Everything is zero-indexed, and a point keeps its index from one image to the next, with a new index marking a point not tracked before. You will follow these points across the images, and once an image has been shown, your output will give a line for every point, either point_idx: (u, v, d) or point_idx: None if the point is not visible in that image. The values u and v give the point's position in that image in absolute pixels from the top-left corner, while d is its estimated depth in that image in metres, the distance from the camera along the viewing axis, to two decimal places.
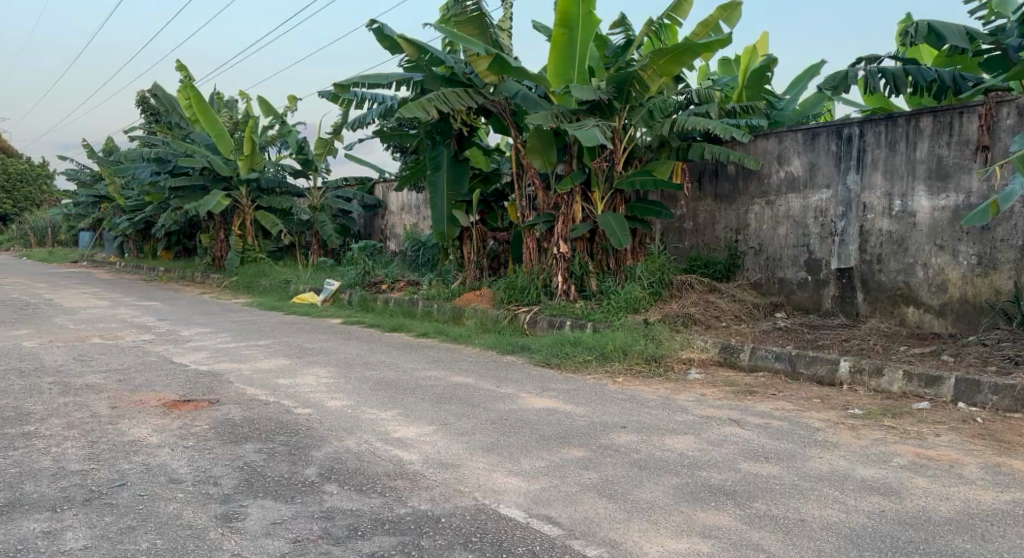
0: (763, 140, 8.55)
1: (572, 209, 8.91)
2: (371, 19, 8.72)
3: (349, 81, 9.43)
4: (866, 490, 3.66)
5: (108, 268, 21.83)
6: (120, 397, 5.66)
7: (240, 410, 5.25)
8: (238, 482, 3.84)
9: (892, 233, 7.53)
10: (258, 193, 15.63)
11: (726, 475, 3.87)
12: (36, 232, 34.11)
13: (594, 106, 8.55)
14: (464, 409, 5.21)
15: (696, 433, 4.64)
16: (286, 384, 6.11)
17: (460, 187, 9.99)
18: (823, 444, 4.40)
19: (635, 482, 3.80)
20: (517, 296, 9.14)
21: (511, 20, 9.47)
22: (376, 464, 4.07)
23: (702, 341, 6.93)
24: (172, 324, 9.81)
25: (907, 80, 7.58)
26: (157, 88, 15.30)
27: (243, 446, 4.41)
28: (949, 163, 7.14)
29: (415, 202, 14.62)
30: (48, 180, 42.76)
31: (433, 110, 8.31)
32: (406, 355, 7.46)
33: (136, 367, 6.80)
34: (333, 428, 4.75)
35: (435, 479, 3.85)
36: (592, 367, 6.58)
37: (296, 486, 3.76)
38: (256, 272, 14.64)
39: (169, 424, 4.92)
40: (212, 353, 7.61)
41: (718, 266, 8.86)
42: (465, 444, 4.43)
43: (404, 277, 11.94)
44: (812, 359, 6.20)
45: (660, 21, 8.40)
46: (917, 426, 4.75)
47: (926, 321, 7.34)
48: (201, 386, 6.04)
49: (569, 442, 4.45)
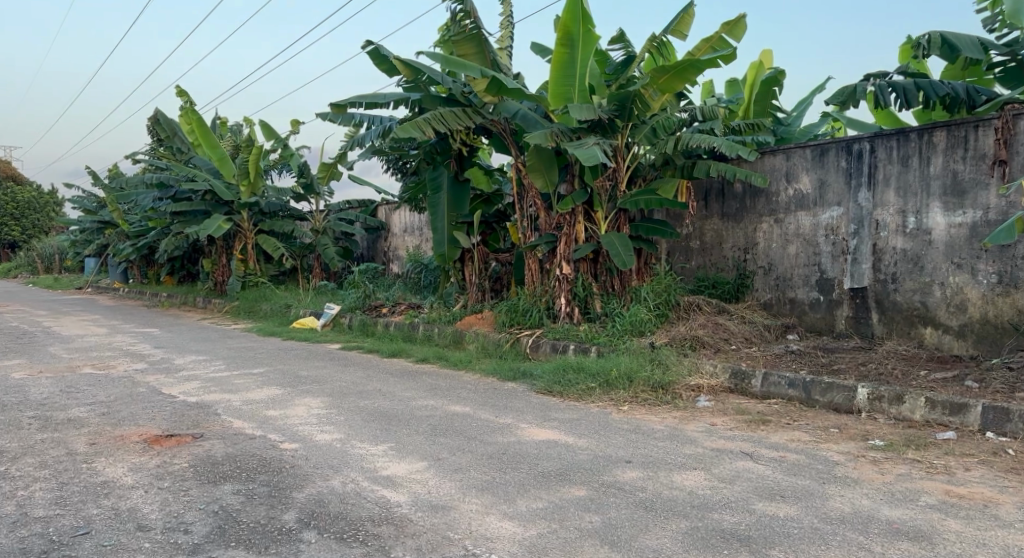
0: (771, 156, 8.30)
1: (574, 229, 8.63)
2: (367, 42, 8.55)
3: (346, 102, 9.23)
4: (894, 535, 3.35)
5: (112, 294, 21.70)
6: (100, 433, 5.37)
7: (223, 446, 4.96)
8: (211, 529, 3.58)
9: (907, 251, 7.23)
10: (259, 217, 15.42)
11: (739, 518, 3.56)
12: (44, 258, 34.13)
13: (595, 124, 8.31)
14: (460, 442, 4.92)
15: (706, 469, 4.33)
16: (276, 416, 5.82)
17: (460, 208, 9.79)
18: (844, 480, 4.08)
19: (641, 526, 3.50)
20: (520, 319, 8.84)
21: (511, 39, 9.29)
22: (361, 507, 3.78)
23: (710, 366, 6.61)
24: (167, 352, 9.54)
25: (919, 94, 7.31)
26: (158, 114, 15.13)
27: (220, 488, 4.13)
28: (964, 179, 6.87)
29: (418, 223, 14.40)
30: (59, 206, 42.91)
31: (430, 130, 8.13)
32: (402, 382, 7.16)
33: (123, 399, 6.52)
34: (319, 466, 4.47)
35: (422, 525, 3.56)
36: (596, 395, 6.26)
37: (272, 534, 3.49)
38: (257, 296, 14.37)
39: (147, 463, 4.64)
40: (203, 383, 7.32)
41: (726, 286, 8.55)
42: (458, 483, 4.13)
43: (405, 301, 11.65)
44: (829, 386, 5.88)
45: (663, 36, 8.19)
46: (945, 459, 4.43)
47: (945, 343, 7.02)
48: (187, 419, 5.77)
49: (570, 479, 4.15)
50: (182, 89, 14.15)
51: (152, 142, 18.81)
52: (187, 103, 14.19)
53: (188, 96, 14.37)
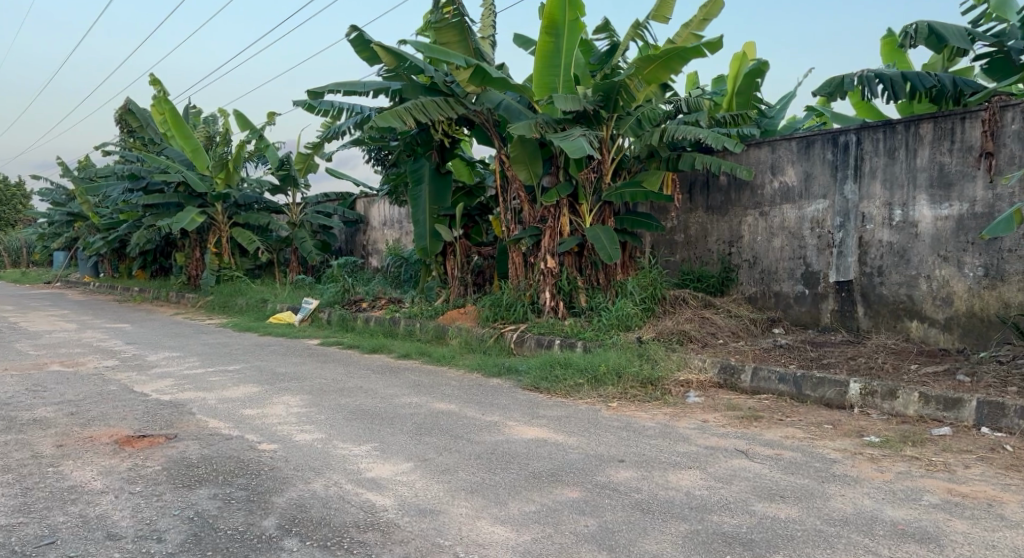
0: (756, 148, 8.19)
1: (559, 222, 8.49)
2: (350, 28, 8.31)
3: (324, 90, 8.98)
4: (899, 536, 3.24)
5: (82, 288, 21.29)
6: (69, 434, 5.14)
7: (198, 447, 4.76)
8: (185, 537, 3.39)
9: (893, 244, 7.17)
10: (234, 209, 15.08)
11: (740, 520, 3.43)
12: (11, 252, 33.51)
13: (579, 115, 8.14)
14: (447, 442, 4.75)
15: (702, 467, 4.20)
16: (254, 415, 5.61)
17: (443, 201, 9.62)
18: (844, 479, 3.97)
19: (639, 530, 3.36)
20: (503, 313, 8.68)
21: (494, 28, 9.10)
22: (345, 512, 3.61)
23: (699, 361, 6.49)
24: (139, 349, 9.25)
25: (905, 86, 7.20)
26: (129, 103, 14.76)
27: (195, 492, 3.93)
28: (951, 171, 6.80)
29: (398, 216, 14.17)
30: (26, 198, 41.95)
31: (411, 120, 7.93)
32: (384, 379, 6.96)
33: (93, 398, 6.26)
34: (301, 468, 4.28)
35: (410, 531, 3.39)
36: (584, 391, 6.12)
37: (251, 541, 3.31)
38: (232, 290, 14.06)
39: (118, 466, 4.42)
40: (177, 380, 7.08)
41: (711, 280, 8.47)
42: (446, 484, 3.97)
43: (385, 295, 11.45)
44: (820, 381, 5.78)
45: (646, 23, 8.04)
46: (944, 456, 4.34)
47: (931, 336, 6.96)
48: (161, 419, 5.55)
49: (562, 480, 3.99)
50: (154, 79, 13.79)
51: (123, 133, 18.37)
52: (160, 93, 13.82)
53: (161, 86, 14.00)
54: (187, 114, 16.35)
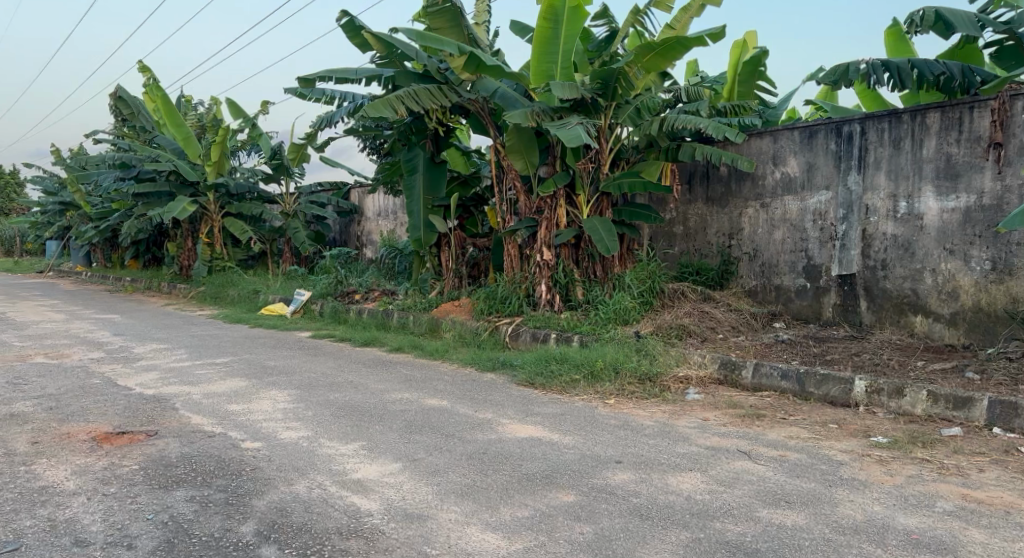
0: (757, 139, 7.97)
1: (556, 213, 8.28)
2: (342, 13, 8.08)
3: (315, 77, 8.76)
4: (914, 547, 3.06)
5: (74, 278, 21.07)
6: (45, 430, 4.94)
7: (178, 445, 4.57)
8: (157, 544, 3.20)
9: (897, 237, 6.98)
10: (227, 199, 14.83)
11: (744, 527, 3.26)
12: (4, 241, 33.33)
13: (577, 103, 7.92)
14: (437, 440, 4.57)
15: (703, 470, 4.02)
16: (238, 411, 5.41)
17: (437, 191, 9.40)
18: (852, 483, 3.79)
19: (638, 538, 3.17)
20: (498, 306, 8.50)
21: (489, 14, 8.87)
22: (327, 518, 3.41)
23: (699, 356, 6.32)
24: (126, 341, 9.02)
25: (912, 74, 6.96)
26: (120, 91, 14.49)
27: (172, 494, 3.74)
28: (958, 162, 6.61)
29: (392, 206, 13.96)
30: (20, 187, 41.60)
31: (402, 108, 7.68)
32: (375, 374, 6.77)
33: (74, 392, 6.06)
34: (283, 468, 4.09)
35: (395, 539, 3.20)
36: (580, 387, 5.93)
37: (226, 549, 3.13)
38: (224, 281, 13.84)
39: (93, 466, 4.21)
40: (162, 373, 6.89)
41: (711, 273, 8.26)
42: (435, 487, 3.77)
43: (379, 287, 11.24)
44: (824, 378, 5.60)
45: (647, 10, 7.82)
46: (955, 458, 4.16)
47: (936, 331, 6.78)
48: (142, 414, 5.35)
49: (557, 482, 3.81)
50: (144, 66, 13.50)
51: (116, 121, 18.10)
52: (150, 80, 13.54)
53: (151, 73, 13.71)
54: (179, 102, 16.06)
